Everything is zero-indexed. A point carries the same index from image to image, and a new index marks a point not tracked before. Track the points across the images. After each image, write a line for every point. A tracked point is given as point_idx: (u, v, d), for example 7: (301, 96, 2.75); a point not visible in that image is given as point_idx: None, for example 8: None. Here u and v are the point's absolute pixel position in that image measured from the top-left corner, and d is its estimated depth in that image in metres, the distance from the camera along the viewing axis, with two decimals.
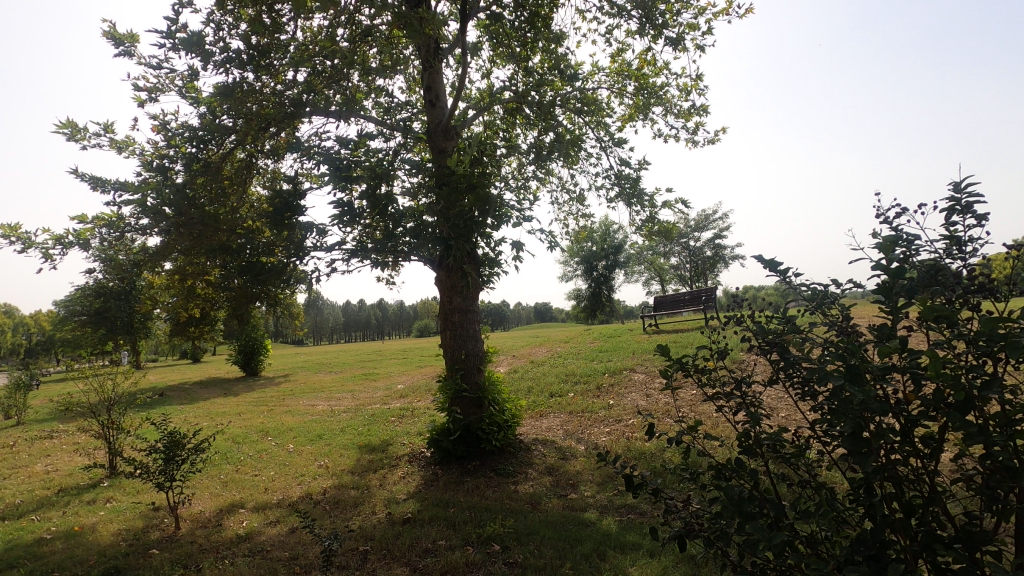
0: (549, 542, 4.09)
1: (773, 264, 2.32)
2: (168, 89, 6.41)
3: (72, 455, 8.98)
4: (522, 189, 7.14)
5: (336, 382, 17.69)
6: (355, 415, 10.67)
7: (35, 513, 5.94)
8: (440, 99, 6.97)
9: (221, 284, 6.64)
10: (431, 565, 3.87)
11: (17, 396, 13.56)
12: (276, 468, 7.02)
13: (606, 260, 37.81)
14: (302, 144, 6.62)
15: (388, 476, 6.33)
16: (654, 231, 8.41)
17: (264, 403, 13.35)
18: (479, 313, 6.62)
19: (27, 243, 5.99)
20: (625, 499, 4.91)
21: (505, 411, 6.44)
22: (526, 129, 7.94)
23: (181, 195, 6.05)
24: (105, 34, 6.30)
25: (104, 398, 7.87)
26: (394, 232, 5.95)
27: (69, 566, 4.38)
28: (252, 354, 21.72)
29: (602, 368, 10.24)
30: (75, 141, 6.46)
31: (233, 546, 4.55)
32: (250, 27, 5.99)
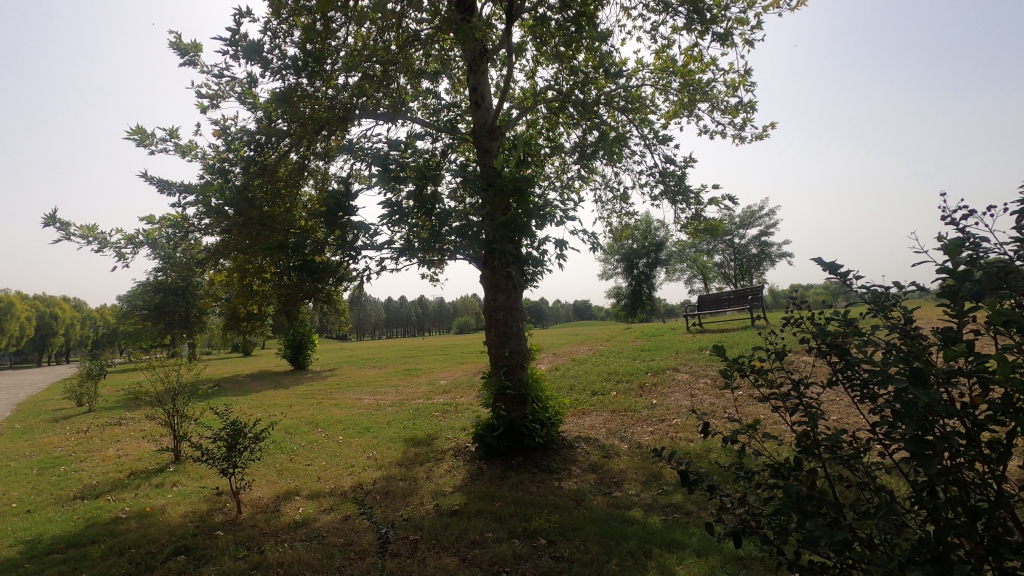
0: (594, 538, 4.14)
1: (832, 266, 2.30)
2: (229, 95, 6.75)
3: (140, 441, 9.57)
4: (566, 188, 7.17)
5: (381, 377, 18.14)
6: (400, 409, 10.95)
7: (111, 494, 6.39)
8: (485, 101, 7.07)
9: (277, 281, 6.97)
10: (480, 556, 3.98)
11: (89, 384, 14.47)
12: (327, 459, 7.30)
13: (647, 258, 37.32)
14: (353, 147, 6.85)
15: (434, 469, 6.49)
16: (699, 229, 8.30)
17: (312, 396, 13.82)
18: (523, 311, 6.70)
19: (103, 243, 6.43)
20: (670, 498, 4.91)
21: (548, 408, 6.50)
22: (569, 128, 7.97)
23: (240, 196, 6.34)
24: (171, 45, 6.68)
25: (169, 388, 8.35)
26: (441, 232, 6.10)
27: (144, 544, 4.71)
28: (300, 348, 22.49)
29: (644, 367, 10.17)
30: (144, 146, 6.89)
31: (292, 531, 4.79)
32: (304, 34, 6.24)
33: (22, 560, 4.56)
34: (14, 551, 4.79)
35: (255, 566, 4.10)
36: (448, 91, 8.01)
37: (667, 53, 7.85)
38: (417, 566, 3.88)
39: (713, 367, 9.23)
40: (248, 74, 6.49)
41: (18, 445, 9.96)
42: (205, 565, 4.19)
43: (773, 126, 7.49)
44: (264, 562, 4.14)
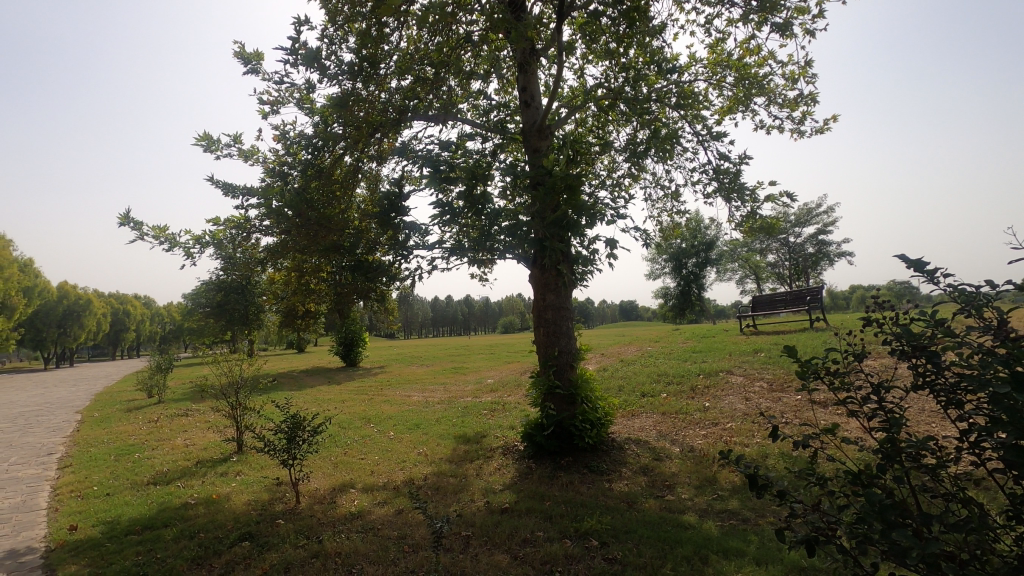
0: (648, 542, 4.07)
1: (919, 264, 2.19)
2: (288, 102, 7.02)
3: (205, 431, 10.10)
4: (617, 187, 7.08)
5: (428, 375, 18.44)
6: (448, 407, 11.10)
7: (181, 481, 6.77)
8: (535, 100, 7.06)
9: (332, 279, 7.19)
10: (531, 554, 3.99)
11: (158, 377, 15.31)
12: (379, 453, 7.48)
13: (696, 258, 36.42)
14: (405, 149, 6.99)
15: (484, 467, 6.55)
16: (754, 227, 8.03)
17: (364, 392, 14.19)
18: (573, 311, 6.66)
19: (173, 243, 6.82)
20: (726, 504, 4.77)
21: (598, 408, 6.44)
22: (619, 126, 7.88)
23: (299, 198, 6.59)
24: (236, 54, 7.01)
25: (232, 381, 8.77)
26: (490, 231, 6.13)
27: (211, 529, 4.97)
28: (351, 345, 23.15)
29: (696, 369, 9.94)
30: (210, 152, 7.25)
31: (348, 522, 4.93)
32: (359, 41, 6.42)
33: (103, 539, 4.89)
34: (97, 531, 5.15)
35: (315, 555, 4.25)
36: (498, 91, 8.05)
37: (722, 47, 7.64)
38: (469, 561, 3.92)
39: (769, 370, 8.91)
40: (306, 80, 6.73)
41: (97, 432, 10.71)
42: (268, 552, 4.37)
43: (835, 119, 7.15)
44: (323, 551, 4.28)
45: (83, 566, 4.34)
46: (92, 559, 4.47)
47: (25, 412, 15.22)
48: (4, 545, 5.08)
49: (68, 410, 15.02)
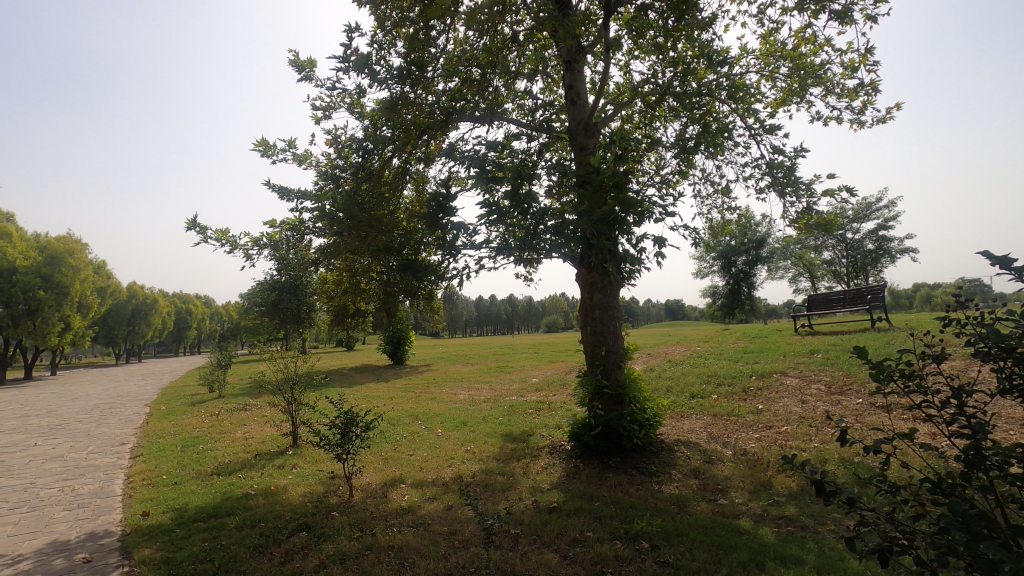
0: (701, 546, 3.98)
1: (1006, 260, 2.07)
2: (340, 107, 7.24)
3: (263, 425, 10.55)
4: (665, 184, 6.93)
5: (473, 373, 18.63)
6: (494, 405, 11.18)
7: (241, 472, 7.09)
8: (581, 98, 7.01)
9: (382, 279, 7.36)
10: (581, 554, 3.98)
11: (218, 372, 16.04)
12: (427, 450, 7.61)
13: (746, 256, 35.32)
14: (452, 150, 7.08)
15: (531, 465, 6.57)
16: (810, 223, 7.72)
17: (411, 389, 14.47)
18: (620, 310, 6.59)
19: (233, 245, 7.14)
20: (782, 510, 4.62)
21: (647, 409, 6.34)
22: (667, 122, 7.73)
23: (350, 201, 6.77)
24: (291, 62, 7.28)
25: (287, 377, 9.13)
26: (537, 230, 6.13)
27: (271, 519, 5.18)
28: (399, 343, 23.65)
29: (748, 370, 9.65)
30: (267, 157, 7.55)
31: (399, 516, 5.05)
32: (407, 45, 6.54)
33: (173, 525, 5.18)
34: (167, 517, 5.46)
35: (369, 547, 4.37)
36: (544, 90, 8.03)
37: (775, 37, 7.39)
38: (519, 559, 3.94)
39: (827, 372, 8.55)
40: (357, 85, 6.91)
41: (165, 424, 11.35)
42: (325, 542, 4.53)
43: (899, 107, 6.79)
44: (376, 544, 4.39)
45: (155, 550, 4.61)
46: (163, 543, 4.75)
47: (101, 404, 16.31)
48: (85, 527, 5.46)
49: (137, 403, 15.98)
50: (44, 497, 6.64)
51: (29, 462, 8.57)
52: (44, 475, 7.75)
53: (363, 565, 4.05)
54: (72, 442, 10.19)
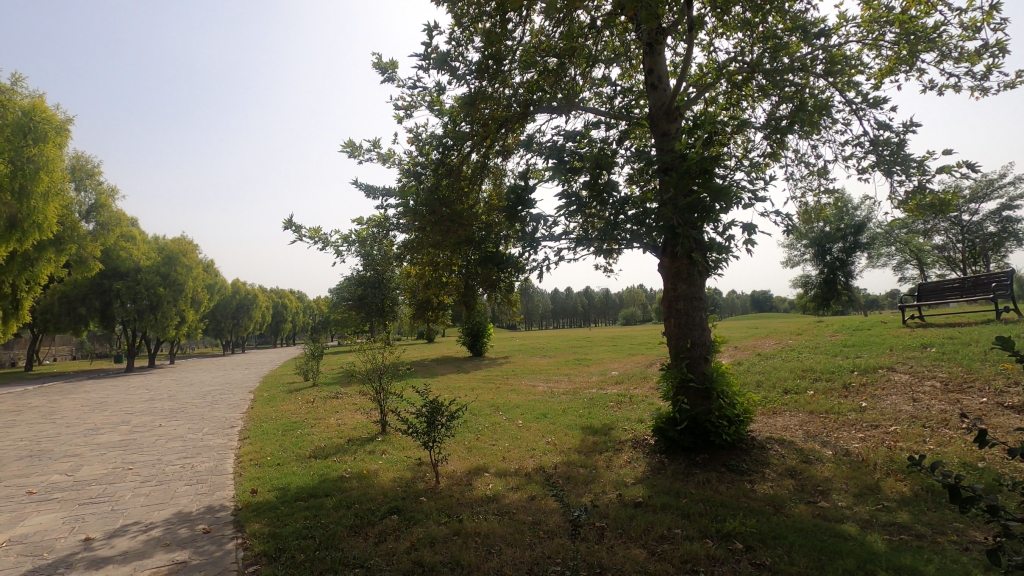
0: (801, 550, 3.75)
1: None
2: (420, 105, 7.43)
3: (354, 412, 11.15)
4: (755, 168, 6.52)
5: (552, 365, 18.65)
6: (574, 397, 11.15)
7: (336, 456, 7.53)
8: (662, 82, 6.76)
9: (462, 272, 7.53)
10: (670, 551, 3.87)
11: (312, 362, 17.10)
12: (509, 440, 7.71)
13: (843, 242, 32.75)
14: (530, 143, 7.07)
15: (614, 459, 6.48)
16: (922, 204, 7.01)
17: (492, 381, 14.72)
18: (706, 301, 6.31)
19: (325, 242, 7.55)
20: (894, 516, 4.25)
21: (736, 405, 6.04)
22: (755, 101, 7.30)
23: (432, 197, 6.93)
24: (374, 65, 7.56)
25: (376, 367, 9.58)
26: (617, 221, 5.99)
27: (364, 501, 5.47)
28: (477, 335, 24.13)
29: (849, 365, 8.96)
30: (354, 158, 7.91)
31: (484, 504, 5.15)
32: (484, 40, 6.61)
33: (278, 503, 5.59)
34: (273, 495, 5.90)
35: (456, 533, 4.49)
36: (622, 77, 7.84)
37: (879, 1, 6.75)
38: (605, 552, 3.89)
39: (943, 367, 7.77)
40: (437, 83, 7.07)
41: (268, 409, 12.29)
42: (414, 526, 4.71)
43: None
44: (463, 530, 4.51)
45: (263, 525, 5.00)
46: (270, 519, 5.13)
47: (214, 390, 17.94)
48: (203, 501, 6.02)
49: (243, 390, 17.41)
50: (169, 472, 7.40)
51: (156, 441, 9.59)
52: (168, 453, 8.63)
53: (451, 549, 4.16)
54: (190, 424, 11.29)
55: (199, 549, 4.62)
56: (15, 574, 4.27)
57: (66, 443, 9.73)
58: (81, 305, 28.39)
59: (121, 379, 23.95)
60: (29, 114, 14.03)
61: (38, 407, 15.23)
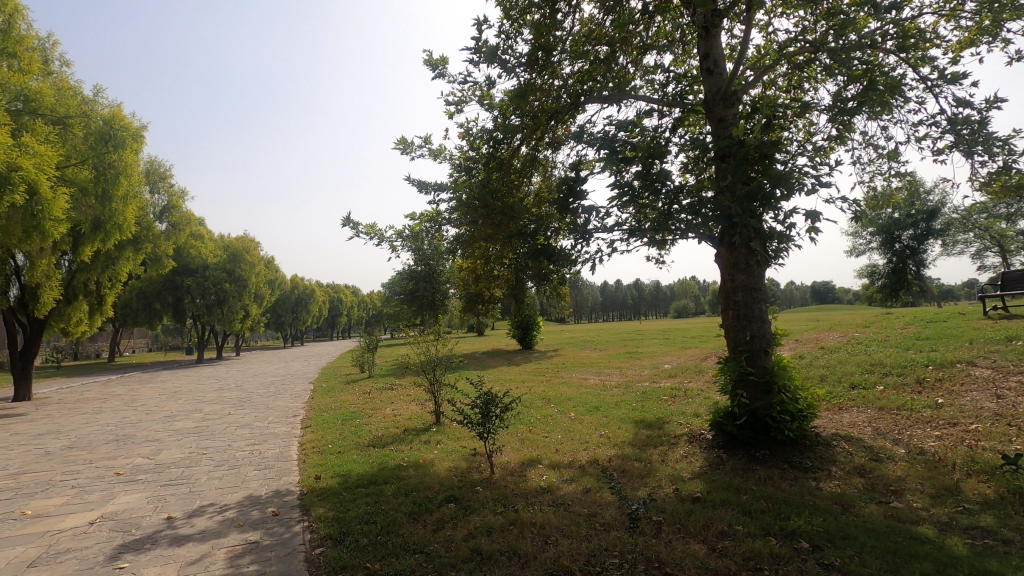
0: (874, 552, 3.59)
1: None
2: (471, 100, 7.49)
3: (409, 403, 11.46)
4: (818, 152, 6.22)
5: (602, 358, 18.50)
6: (626, 391, 11.03)
7: (393, 445, 7.76)
8: (718, 66, 6.55)
9: (513, 265, 7.56)
10: (731, 548, 3.78)
11: (367, 354, 17.65)
12: (562, 433, 7.72)
13: (914, 229, 30.77)
14: (581, 133, 7.00)
15: (669, 453, 6.38)
16: (1007, 185, 6.48)
17: (543, 373, 14.76)
18: (766, 291, 6.09)
19: (380, 237, 7.76)
20: (977, 520, 3.99)
21: (799, 400, 5.82)
22: (819, 82, 6.95)
23: (483, 190, 6.97)
24: (426, 62, 7.67)
25: (430, 359, 9.78)
26: (671, 211, 5.85)
27: (422, 489, 5.61)
28: (527, 328, 24.22)
29: (923, 359, 8.45)
30: (407, 154, 8.07)
31: (539, 495, 5.18)
32: (534, 32, 6.57)
33: (341, 489, 5.82)
34: (335, 481, 6.15)
35: (512, 523, 4.54)
36: (675, 63, 7.63)
37: None
38: (664, 547, 3.85)
39: None
40: (487, 77, 7.09)
41: (327, 400, 12.79)
42: (471, 515, 4.80)
43: None
44: (519, 520, 4.56)
45: (327, 510, 5.22)
46: (334, 504, 5.36)
47: (277, 381, 18.82)
48: (272, 485, 6.34)
49: (304, 381, 18.16)
50: (239, 458, 7.83)
51: (227, 428, 10.16)
52: (238, 439, 9.14)
53: (508, 539, 4.22)
54: (257, 412, 11.89)
55: (269, 530, 4.87)
56: (109, 548, 4.64)
57: (147, 428, 10.46)
58: (156, 300, 30.32)
59: (193, 370, 25.47)
60: (109, 123, 14.72)
61: (122, 394, 16.43)
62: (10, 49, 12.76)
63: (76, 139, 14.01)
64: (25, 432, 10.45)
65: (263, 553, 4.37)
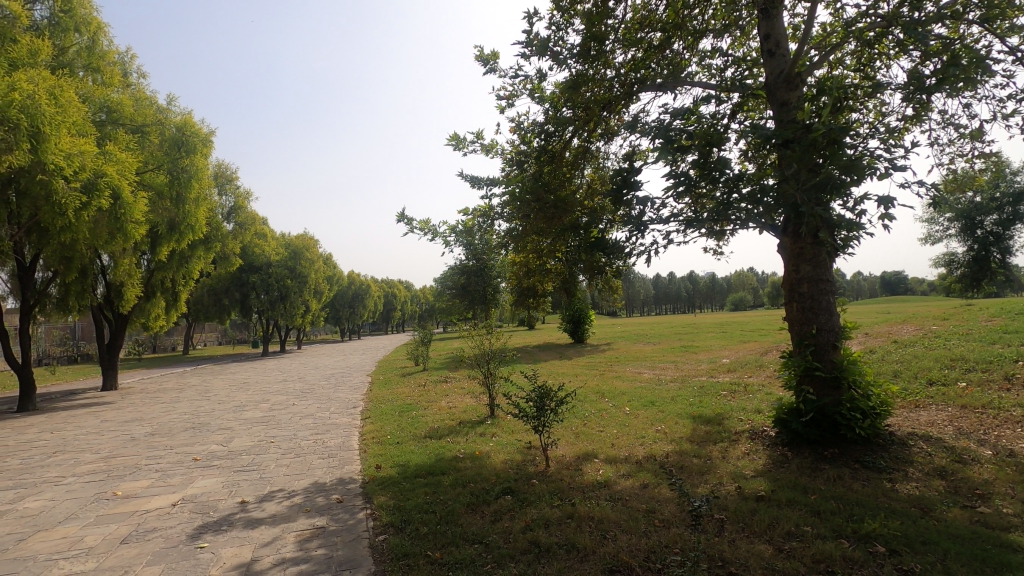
0: (959, 559, 3.37)
1: None
2: (522, 94, 7.48)
3: (463, 396, 11.63)
4: (892, 134, 5.84)
5: (657, 352, 18.16)
6: (683, 385, 10.80)
7: (450, 437, 7.91)
8: (781, 47, 6.26)
9: (566, 259, 7.51)
10: (800, 550, 3.64)
11: (422, 348, 18.05)
12: (617, 427, 7.64)
13: (998, 214, 28.43)
14: (634, 123, 6.86)
15: (730, 450, 6.20)
16: None
17: (596, 367, 14.66)
18: (835, 283, 5.80)
19: (434, 232, 7.88)
20: None
21: (871, 396, 5.52)
22: (892, 58, 6.52)
23: (536, 184, 6.95)
24: (477, 57, 7.71)
25: (483, 353, 9.90)
26: (730, 200, 5.65)
27: (478, 481, 5.70)
28: (579, 322, 24.09)
29: (1012, 354, 7.83)
30: (460, 150, 8.16)
31: (596, 490, 5.16)
32: (585, 21, 6.48)
33: (400, 478, 5.99)
34: (395, 471, 6.34)
35: (569, 516, 4.54)
36: (733, 47, 7.35)
37: None
38: (727, 545, 3.75)
39: None
40: (538, 70, 7.06)
41: (385, 392, 13.17)
42: (528, 507, 4.83)
43: None
44: (576, 514, 4.55)
45: (388, 498, 5.39)
46: (394, 493, 5.52)
47: (337, 373, 19.55)
48: (335, 473, 6.60)
49: (362, 374, 18.78)
50: (304, 446, 8.20)
51: (292, 418, 10.65)
52: (303, 429, 9.56)
53: (566, 532, 4.22)
54: (319, 403, 12.39)
55: (335, 516, 5.08)
56: (190, 528, 4.97)
57: (220, 417, 11.11)
58: (224, 296, 32.06)
59: (259, 363, 26.79)
60: (182, 129, 15.73)
61: (196, 385, 17.53)
62: (94, 64, 13.89)
63: (154, 146, 14.84)
64: (113, 419, 11.31)
65: (330, 538, 4.56)
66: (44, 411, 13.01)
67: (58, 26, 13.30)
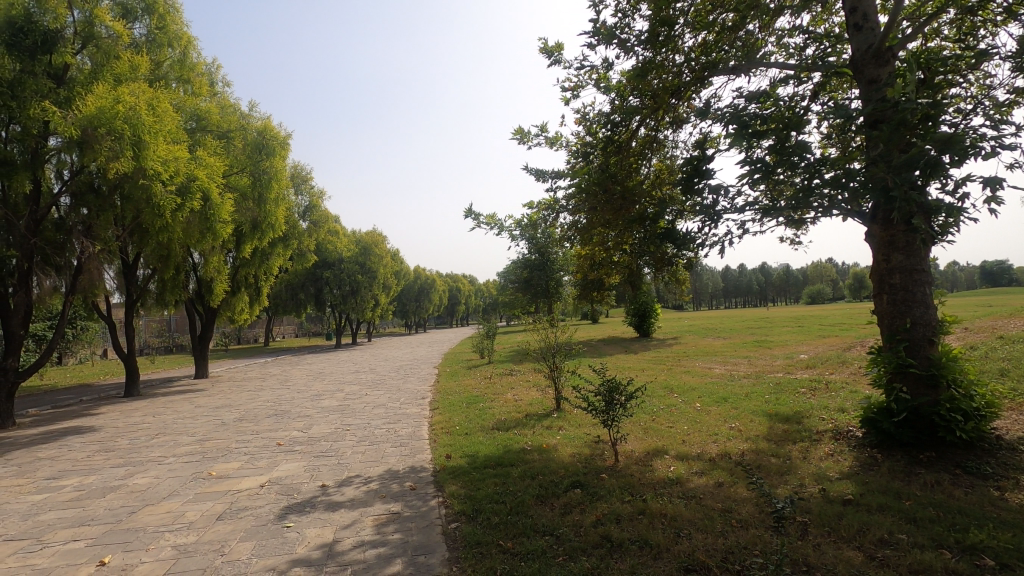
0: None
1: None
2: (587, 85, 7.38)
3: (529, 389, 11.70)
4: (999, 108, 5.30)
5: (728, 347, 17.51)
6: (757, 382, 10.36)
7: (516, 429, 7.98)
8: (869, 20, 5.83)
9: (633, 251, 7.35)
10: (895, 558, 3.41)
11: (486, 341, 18.27)
12: (688, 423, 7.44)
13: None
14: (705, 109, 6.62)
15: (812, 450, 5.89)
16: None
17: (664, 362, 14.33)
18: (931, 273, 5.36)
19: (500, 226, 7.94)
20: None
21: (975, 397, 5.07)
22: (998, 24, 5.91)
23: (603, 175, 6.84)
24: (542, 50, 7.68)
25: (548, 346, 9.91)
26: (812, 186, 5.33)
27: (547, 474, 5.71)
28: (644, 316, 23.59)
29: None
30: (525, 144, 8.18)
31: (668, 487, 5.05)
32: (653, 6, 6.29)
33: (470, 469, 6.11)
34: (464, 461, 6.48)
35: (641, 512, 4.48)
36: (813, 23, 6.92)
37: None
38: (812, 550, 3.57)
39: None
40: (604, 59, 6.94)
41: (452, 384, 13.46)
42: (598, 502, 4.80)
43: None
44: (648, 510, 4.48)
45: (459, 487, 5.51)
46: (465, 482, 5.64)
47: (406, 365, 20.18)
48: (408, 461, 6.82)
49: (429, 366, 19.29)
50: (378, 435, 8.53)
51: (365, 407, 11.11)
52: (375, 418, 9.94)
53: (638, 528, 4.17)
54: (390, 394, 12.84)
55: (409, 503, 5.26)
56: (277, 508, 5.29)
57: (300, 405, 11.75)
58: (300, 291, 33.82)
59: (333, 355, 28.09)
60: (262, 134, 16.76)
61: (277, 375, 18.64)
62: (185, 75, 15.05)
63: (237, 150, 15.92)
64: (206, 405, 12.23)
65: (405, 523, 4.72)
66: (147, 397, 14.25)
67: (155, 43, 13.96)
